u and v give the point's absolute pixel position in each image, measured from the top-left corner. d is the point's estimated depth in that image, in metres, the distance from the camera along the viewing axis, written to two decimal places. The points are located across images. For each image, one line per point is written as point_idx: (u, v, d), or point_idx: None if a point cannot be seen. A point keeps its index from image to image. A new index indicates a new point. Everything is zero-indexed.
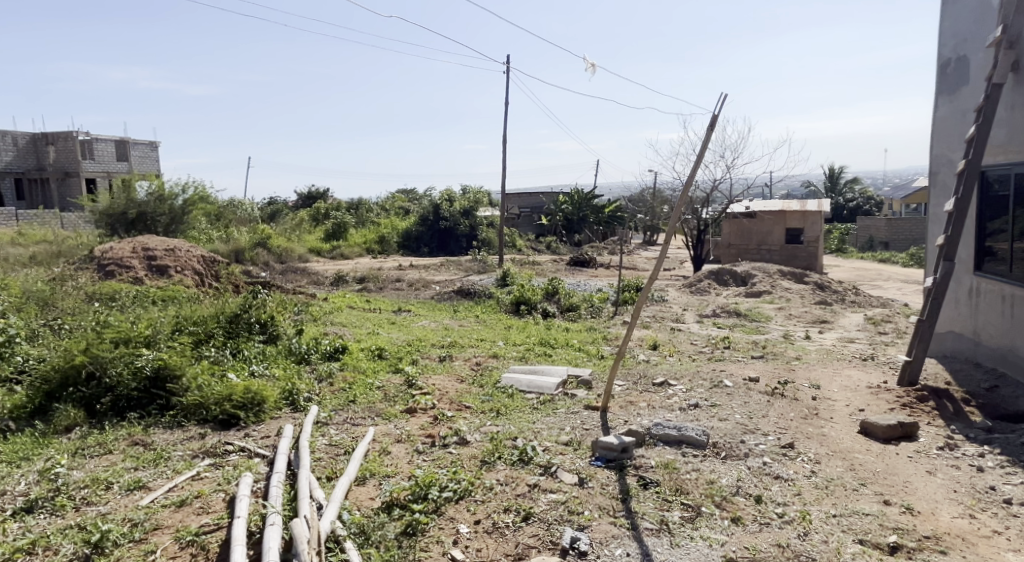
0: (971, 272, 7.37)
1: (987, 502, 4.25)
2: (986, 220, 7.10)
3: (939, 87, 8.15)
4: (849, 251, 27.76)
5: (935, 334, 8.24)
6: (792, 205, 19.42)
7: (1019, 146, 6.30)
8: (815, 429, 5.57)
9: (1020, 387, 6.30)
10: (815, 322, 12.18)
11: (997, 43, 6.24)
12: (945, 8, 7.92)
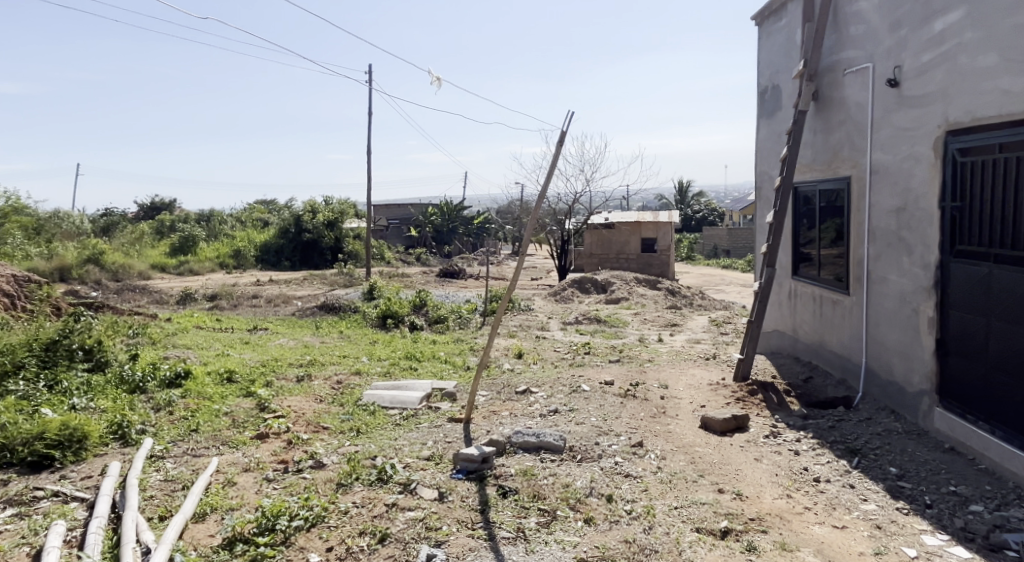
0: (789, 276, 8.25)
1: (802, 481, 4.76)
2: (800, 230, 7.98)
3: (759, 111, 9.06)
4: (698, 258, 29.90)
5: (763, 332, 9.13)
6: (646, 217, 20.59)
7: (823, 165, 7.14)
8: (662, 427, 5.94)
9: (830, 377, 7.12)
10: (667, 325, 13.01)
11: (801, 75, 7.02)
12: (761, 41, 8.83)
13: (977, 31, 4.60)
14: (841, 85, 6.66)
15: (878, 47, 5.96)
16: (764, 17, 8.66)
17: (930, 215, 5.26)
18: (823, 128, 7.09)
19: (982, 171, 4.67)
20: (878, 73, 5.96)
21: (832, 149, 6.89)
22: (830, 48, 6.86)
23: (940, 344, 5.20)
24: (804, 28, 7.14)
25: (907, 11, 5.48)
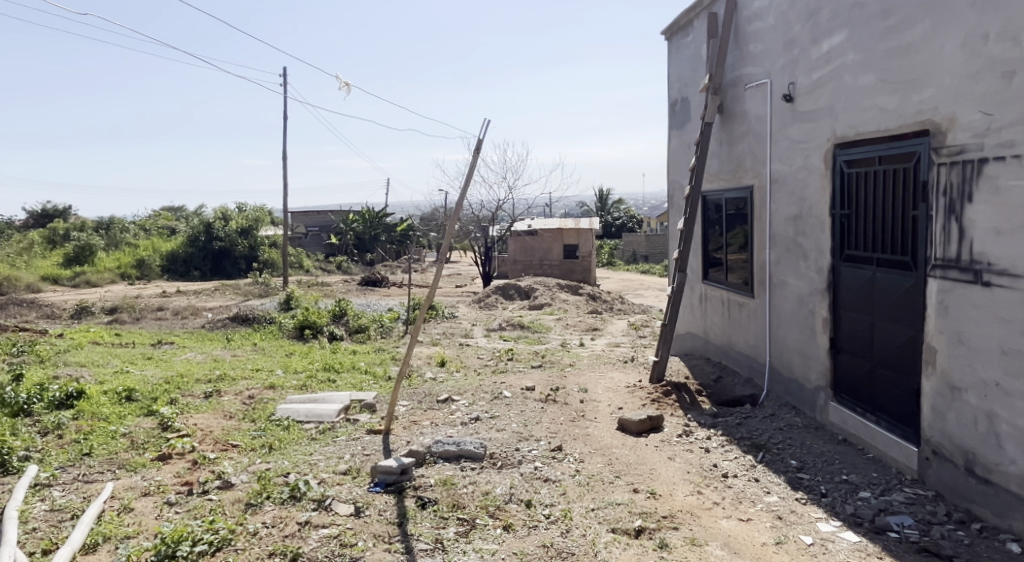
0: (699, 280, 8.59)
1: (711, 477, 4.94)
2: (708, 236, 8.32)
3: (670, 122, 9.39)
4: (618, 264, 30.57)
5: (676, 334, 9.46)
6: (568, 224, 20.87)
7: (728, 174, 7.48)
8: (580, 430, 6.03)
9: (738, 376, 7.45)
10: (588, 330, 13.24)
11: (706, 89, 7.34)
12: (670, 55, 9.16)
13: (859, 52, 4.95)
14: (743, 99, 7.01)
15: (774, 64, 6.31)
16: (672, 33, 8.99)
17: (822, 222, 5.60)
18: (728, 139, 7.43)
19: (865, 181, 5.02)
20: (775, 88, 6.30)
21: (736, 160, 7.23)
22: (733, 64, 7.20)
23: (833, 343, 5.54)
24: (709, 44, 7.47)
25: (799, 32, 5.83)
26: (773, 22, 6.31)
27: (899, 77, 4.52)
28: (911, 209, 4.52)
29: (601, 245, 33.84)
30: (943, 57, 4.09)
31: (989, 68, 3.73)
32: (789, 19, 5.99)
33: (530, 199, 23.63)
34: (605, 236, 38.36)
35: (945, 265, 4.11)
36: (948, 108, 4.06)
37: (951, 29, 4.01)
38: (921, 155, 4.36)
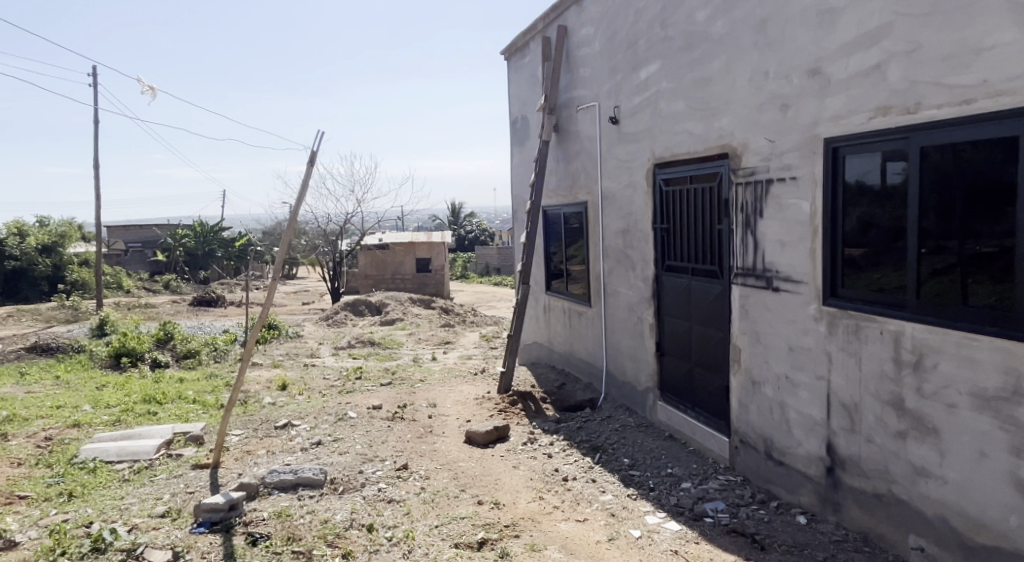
0: (543, 291, 8.89)
1: (552, 482, 5.12)
2: (549, 249, 8.64)
3: (512, 139, 9.66)
4: (470, 275, 30.62)
5: (523, 343, 9.73)
6: (419, 238, 20.51)
7: (565, 190, 7.83)
8: (427, 446, 5.98)
9: (579, 382, 7.79)
10: (440, 344, 13.18)
11: (543, 109, 7.65)
12: (510, 75, 9.44)
13: (671, 80, 5.42)
14: (576, 119, 7.39)
15: (602, 87, 6.73)
16: (511, 53, 9.29)
17: (646, 236, 6.05)
18: (563, 157, 7.79)
19: (679, 198, 5.50)
20: (603, 110, 6.72)
21: (571, 176, 7.60)
22: (565, 86, 7.58)
23: (659, 346, 5.98)
24: (543, 66, 7.81)
25: (621, 59, 6.27)
26: (599, 48, 6.73)
27: (703, 105, 5.00)
28: (716, 223, 5.02)
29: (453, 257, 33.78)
30: (737, 88, 4.59)
31: (771, 100, 4.24)
32: (612, 46, 6.43)
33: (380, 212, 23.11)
34: (456, 248, 38.34)
35: (744, 273, 4.61)
36: (742, 134, 4.55)
37: (741, 64, 4.51)
38: (723, 175, 4.85)
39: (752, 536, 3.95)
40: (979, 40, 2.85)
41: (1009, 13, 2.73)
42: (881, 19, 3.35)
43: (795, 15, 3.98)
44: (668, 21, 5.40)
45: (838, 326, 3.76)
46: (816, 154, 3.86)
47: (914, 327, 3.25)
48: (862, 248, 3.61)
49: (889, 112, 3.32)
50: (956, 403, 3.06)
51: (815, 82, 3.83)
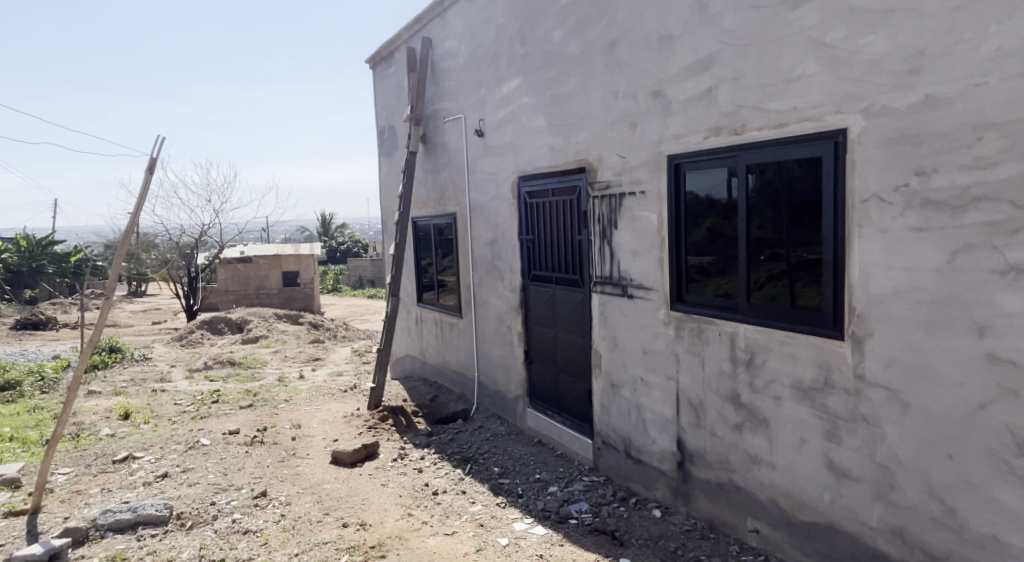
0: (414, 303, 8.80)
1: (421, 497, 5.07)
2: (419, 261, 8.57)
3: (379, 149, 9.50)
4: (343, 287, 29.62)
5: (394, 357, 9.58)
6: (286, 250, 19.56)
7: (433, 201, 7.81)
8: (290, 470, 5.72)
9: (452, 393, 7.78)
10: (309, 361, 12.65)
11: (409, 120, 7.61)
12: (376, 84, 9.30)
13: (531, 96, 5.60)
14: (442, 131, 7.42)
15: (466, 100, 6.81)
16: (376, 62, 9.17)
17: (512, 246, 6.18)
18: (431, 168, 7.78)
19: (542, 210, 5.67)
20: (468, 123, 6.80)
21: (439, 188, 7.61)
22: (431, 97, 7.59)
23: (527, 354, 6.12)
24: (408, 77, 7.79)
25: (484, 73, 6.39)
26: (463, 62, 6.81)
27: (561, 121, 5.21)
28: (575, 235, 5.23)
29: (323, 269, 32.54)
30: (591, 106, 4.82)
31: (621, 118, 4.49)
32: (476, 61, 6.53)
33: (242, 223, 21.80)
34: (326, 261, 36.98)
35: (603, 281, 4.83)
36: (596, 149, 4.78)
37: (594, 83, 4.75)
38: (580, 189, 5.07)
39: (612, 532, 4.14)
40: (789, 70, 3.19)
41: (811, 48, 3.08)
42: (711, 48, 3.66)
43: (639, 40, 4.25)
44: (527, 39, 5.58)
45: (685, 329, 4.04)
46: (661, 169, 4.14)
47: (747, 328, 3.56)
48: (702, 257, 3.91)
49: (719, 133, 3.62)
50: (781, 395, 3.38)
51: (658, 103, 4.12)
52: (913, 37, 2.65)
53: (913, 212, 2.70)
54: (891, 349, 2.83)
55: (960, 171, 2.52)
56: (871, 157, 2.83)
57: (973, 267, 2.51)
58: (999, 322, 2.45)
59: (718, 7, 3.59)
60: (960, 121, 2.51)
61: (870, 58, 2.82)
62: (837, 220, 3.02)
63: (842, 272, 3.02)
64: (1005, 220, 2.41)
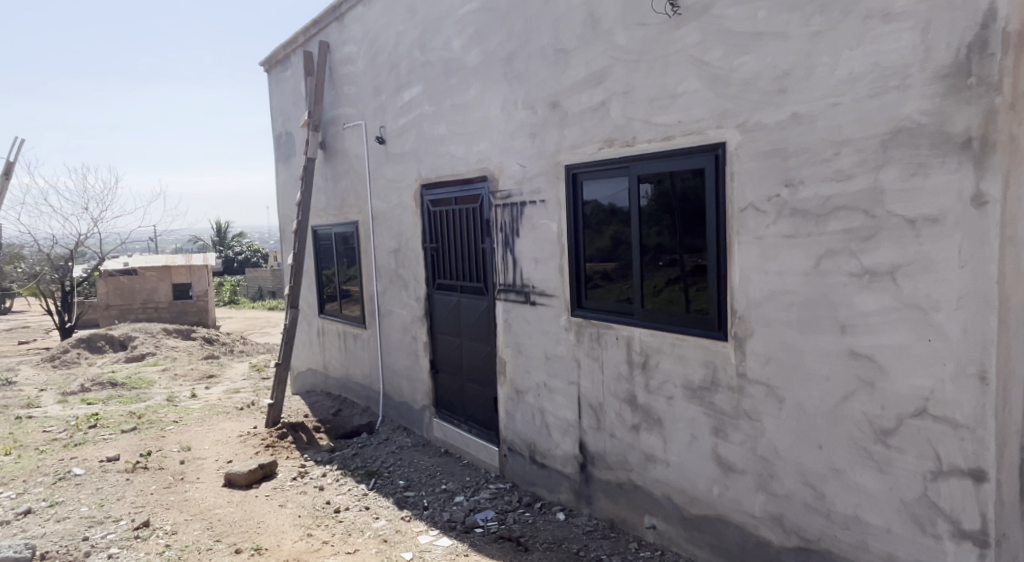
0: (315, 315, 8.52)
1: (322, 516, 4.92)
2: (319, 271, 8.32)
3: (276, 155, 9.17)
4: (240, 299, 28.24)
5: (295, 372, 9.25)
6: (176, 261, 18.44)
7: (334, 209, 7.62)
8: (177, 497, 5.39)
9: (356, 406, 7.60)
10: (202, 378, 11.97)
11: (307, 125, 7.39)
12: (272, 88, 8.98)
13: (432, 104, 5.59)
14: (342, 137, 7.26)
15: (366, 107, 6.70)
16: (272, 66, 8.86)
17: (416, 255, 6.13)
18: (331, 175, 7.60)
19: (444, 218, 5.66)
20: (369, 130, 6.69)
21: (340, 196, 7.44)
22: (330, 103, 7.42)
23: (433, 364, 6.08)
24: (306, 82, 7.57)
25: (384, 80, 6.31)
26: (362, 68, 6.70)
27: (462, 130, 5.23)
28: (478, 243, 5.25)
29: (218, 281, 30.93)
30: (491, 115, 4.87)
31: (520, 128, 4.56)
32: (375, 67, 6.44)
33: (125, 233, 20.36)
34: (222, 271, 35.18)
35: (506, 288, 4.88)
36: (497, 158, 4.83)
37: (493, 93, 4.81)
38: (482, 198, 5.10)
39: (517, 538, 4.18)
40: (673, 86, 3.36)
41: (692, 66, 3.26)
42: (603, 62, 3.79)
43: (536, 52, 4.35)
44: (427, 47, 5.57)
45: (585, 334, 4.15)
46: (558, 179, 4.23)
47: (641, 332, 3.71)
48: (599, 264, 4.03)
49: (613, 144, 3.76)
50: (674, 395, 3.54)
51: (555, 114, 4.22)
52: (780, 58, 2.86)
53: (783, 220, 2.90)
54: (768, 348, 3.03)
55: (822, 183, 2.74)
56: (747, 169, 3.03)
57: (835, 270, 2.73)
58: (857, 321, 2.67)
59: (609, 23, 3.73)
60: (821, 137, 2.73)
61: (745, 77, 3.01)
62: (719, 229, 3.21)
63: (725, 277, 3.21)
64: (860, 227, 2.63)
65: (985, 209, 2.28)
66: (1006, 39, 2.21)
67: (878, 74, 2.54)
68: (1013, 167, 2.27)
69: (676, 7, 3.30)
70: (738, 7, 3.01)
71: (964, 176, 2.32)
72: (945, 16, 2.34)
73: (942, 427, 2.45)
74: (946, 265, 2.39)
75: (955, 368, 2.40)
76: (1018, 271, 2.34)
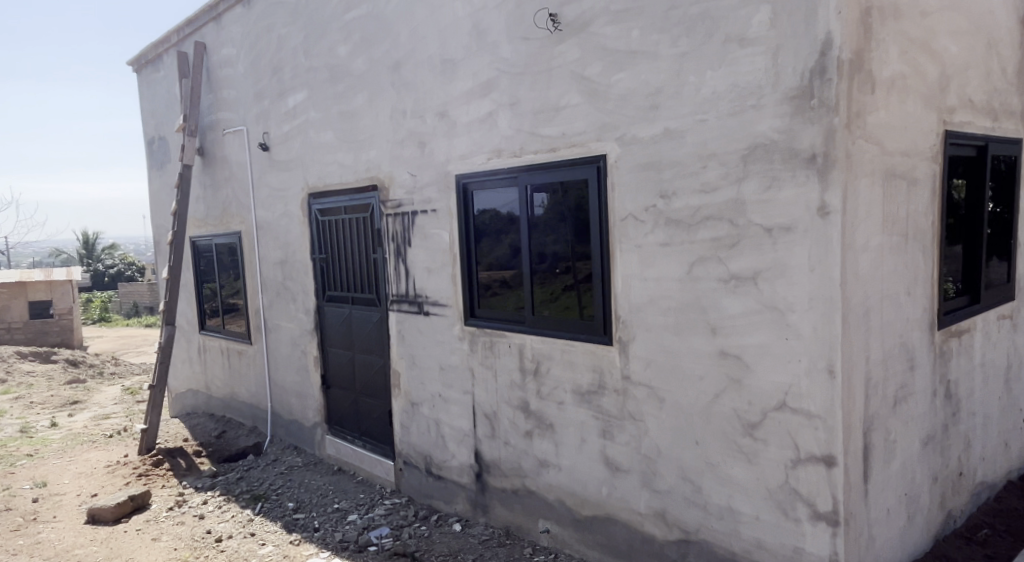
0: (194, 332, 8.03)
1: (202, 547, 4.63)
2: (197, 285, 7.84)
3: (148, 161, 8.58)
4: (110, 317, 26.10)
5: (174, 393, 8.66)
6: (33, 277, 16.78)
7: (214, 219, 7.23)
8: (30, 539, 4.89)
9: (242, 427, 7.22)
10: (65, 405, 10.94)
11: (182, 130, 6.98)
12: (142, 90, 8.41)
13: (318, 111, 5.44)
14: (222, 144, 6.91)
15: (248, 112, 6.42)
16: (142, 66, 8.31)
17: (304, 267, 5.93)
18: (210, 183, 7.20)
19: (334, 228, 5.51)
20: (251, 136, 6.41)
21: (221, 205, 7.07)
22: (208, 107, 7.04)
23: (324, 379, 5.90)
24: (180, 84, 7.15)
25: (266, 85, 6.08)
26: (242, 71, 6.42)
27: (350, 138, 5.13)
28: (370, 253, 5.16)
29: (85, 297, 28.43)
30: (379, 123, 4.81)
31: (409, 136, 4.53)
32: (257, 71, 6.19)
33: None
34: (89, 287, 32.40)
35: (399, 299, 4.82)
36: (387, 167, 4.77)
37: (382, 101, 4.75)
38: (372, 207, 5.01)
39: (412, 552, 4.12)
40: (557, 99, 3.47)
41: (573, 81, 3.37)
42: (489, 74, 3.85)
43: (423, 61, 4.34)
44: (311, 52, 5.42)
45: (477, 344, 4.17)
46: (448, 189, 4.24)
47: (532, 339, 3.78)
48: (492, 273, 4.07)
49: (501, 155, 3.81)
50: (563, 401, 3.63)
51: (444, 123, 4.23)
52: (652, 76, 3.02)
53: (659, 229, 3.06)
54: (649, 351, 3.18)
55: (692, 194, 2.92)
56: (626, 180, 3.17)
57: (705, 276, 2.91)
58: (726, 323, 2.85)
59: (494, 36, 3.80)
60: (690, 151, 2.90)
61: (621, 93, 3.16)
62: (603, 238, 3.33)
63: (609, 283, 3.33)
64: (726, 235, 2.82)
65: (828, 219, 2.50)
66: (841, 65, 2.45)
67: (737, 94, 2.73)
68: (850, 180, 2.52)
69: (557, 22, 3.40)
70: (613, 26, 3.15)
71: (811, 189, 2.55)
72: (792, 42, 2.56)
73: (799, 419, 2.66)
74: (798, 270, 2.61)
75: (809, 364, 2.61)
76: (858, 274, 2.59)
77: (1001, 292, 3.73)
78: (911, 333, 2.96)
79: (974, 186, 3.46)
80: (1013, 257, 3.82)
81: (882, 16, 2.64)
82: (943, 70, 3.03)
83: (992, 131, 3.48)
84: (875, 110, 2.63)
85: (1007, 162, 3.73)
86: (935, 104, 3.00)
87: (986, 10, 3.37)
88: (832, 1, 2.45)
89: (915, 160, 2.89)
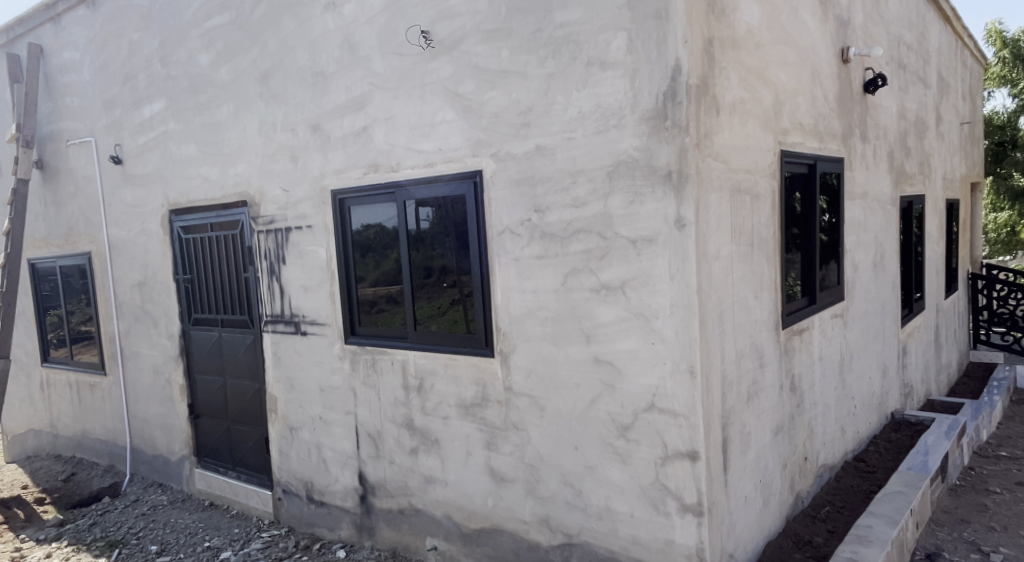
0: (37, 365, 7.23)
1: None
2: (37, 312, 7.06)
3: None
4: None
5: (10, 436, 7.74)
6: None
7: (57, 238, 6.57)
8: None
9: (95, 468, 6.58)
10: None
11: (15, 140, 6.32)
12: None
13: (178, 122, 5.13)
14: (65, 156, 6.32)
15: (95, 121, 5.93)
16: None
17: (166, 289, 5.54)
18: (52, 199, 6.55)
19: (199, 247, 5.20)
20: (100, 147, 5.93)
21: (65, 223, 6.45)
22: (47, 115, 6.44)
23: (192, 409, 5.53)
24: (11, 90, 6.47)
25: (117, 93, 5.66)
26: (87, 77, 5.92)
27: (214, 151, 4.88)
28: (240, 272, 4.91)
29: None
30: (246, 136, 4.61)
31: (280, 150, 4.38)
32: (105, 77, 5.75)
33: None
34: None
35: (274, 319, 4.62)
36: (256, 182, 4.57)
37: (249, 112, 4.56)
38: (242, 224, 4.78)
39: None
40: (431, 116, 3.49)
41: (446, 97, 3.41)
42: (362, 88, 3.81)
43: (293, 73, 4.22)
44: (168, 59, 5.12)
45: (359, 362, 4.08)
46: (324, 204, 4.13)
47: (415, 355, 3.76)
48: (373, 289, 4.00)
49: (377, 170, 3.78)
50: (448, 415, 3.64)
51: (317, 137, 4.12)
52: (522, 95, 3.13)
53: (535, 242, 3.15)
54: (528, 361, 3.26)
55: (564, 209, 3.04)
56: (500, 196, 3.25)
57: (578, 286, 3.03)
58: (599, 331, 2.99)
59: (365, 49, 3.77)
60: (561, 167, 3.03)
61: (494, 110, 3.24)
62: (482, 251, 3.38)
63: (489, 296, 3.39)
64: (596, 247, 2.96)
65: (684, 231, 2.70)
66: (690, 90, 2.65)
67: (600, 114, 2.89)
68: (701, 196, 2.73)
69: (429, 39, 3.44)
70: (484, 45, 3.23)
71: (668, 204, 2.73)
72: (647, 66, 2.75)
73: (666, 418, 2.83)
74: (661, 279, 2.78)
75: (673, 366, 2.79)
76: (712, 281, 2.80)
77: (834, 293, 4.18)
78: (760, 333, 3.23)
79: (809, 199, 3.86)
80: (844, 261, 4.28)
81: (723, 46, 2.89)
82: (776, 96, 3.37)
83: (820, 150, 3.90)
84: (720, 132, 2.87)
85: (835, 177, 4.19)
86: (771, 126, 3.32)
87: (810, 43, 3.78)
88: (679, 31, 2.65)
89: (757, 177, 3.18)
